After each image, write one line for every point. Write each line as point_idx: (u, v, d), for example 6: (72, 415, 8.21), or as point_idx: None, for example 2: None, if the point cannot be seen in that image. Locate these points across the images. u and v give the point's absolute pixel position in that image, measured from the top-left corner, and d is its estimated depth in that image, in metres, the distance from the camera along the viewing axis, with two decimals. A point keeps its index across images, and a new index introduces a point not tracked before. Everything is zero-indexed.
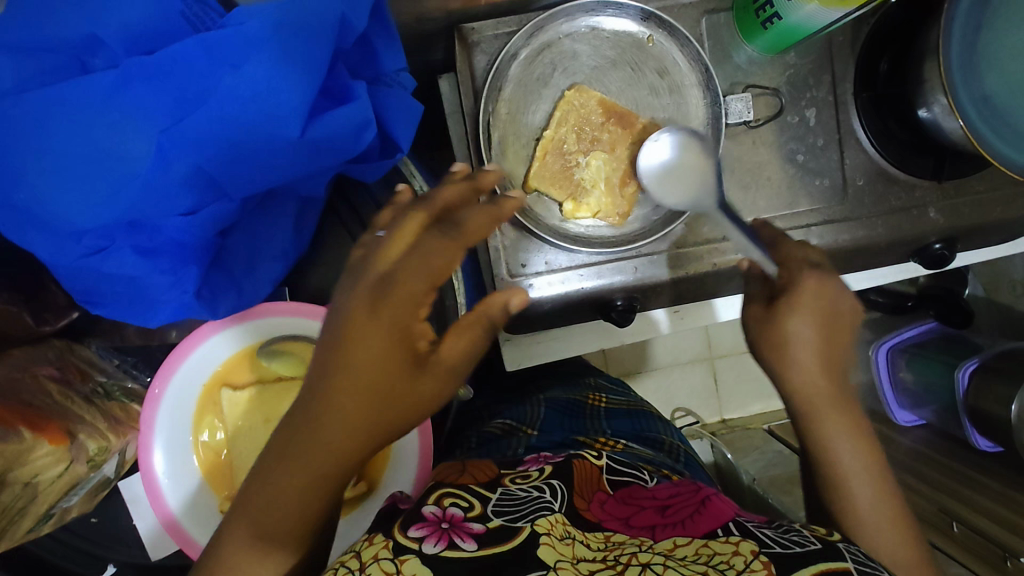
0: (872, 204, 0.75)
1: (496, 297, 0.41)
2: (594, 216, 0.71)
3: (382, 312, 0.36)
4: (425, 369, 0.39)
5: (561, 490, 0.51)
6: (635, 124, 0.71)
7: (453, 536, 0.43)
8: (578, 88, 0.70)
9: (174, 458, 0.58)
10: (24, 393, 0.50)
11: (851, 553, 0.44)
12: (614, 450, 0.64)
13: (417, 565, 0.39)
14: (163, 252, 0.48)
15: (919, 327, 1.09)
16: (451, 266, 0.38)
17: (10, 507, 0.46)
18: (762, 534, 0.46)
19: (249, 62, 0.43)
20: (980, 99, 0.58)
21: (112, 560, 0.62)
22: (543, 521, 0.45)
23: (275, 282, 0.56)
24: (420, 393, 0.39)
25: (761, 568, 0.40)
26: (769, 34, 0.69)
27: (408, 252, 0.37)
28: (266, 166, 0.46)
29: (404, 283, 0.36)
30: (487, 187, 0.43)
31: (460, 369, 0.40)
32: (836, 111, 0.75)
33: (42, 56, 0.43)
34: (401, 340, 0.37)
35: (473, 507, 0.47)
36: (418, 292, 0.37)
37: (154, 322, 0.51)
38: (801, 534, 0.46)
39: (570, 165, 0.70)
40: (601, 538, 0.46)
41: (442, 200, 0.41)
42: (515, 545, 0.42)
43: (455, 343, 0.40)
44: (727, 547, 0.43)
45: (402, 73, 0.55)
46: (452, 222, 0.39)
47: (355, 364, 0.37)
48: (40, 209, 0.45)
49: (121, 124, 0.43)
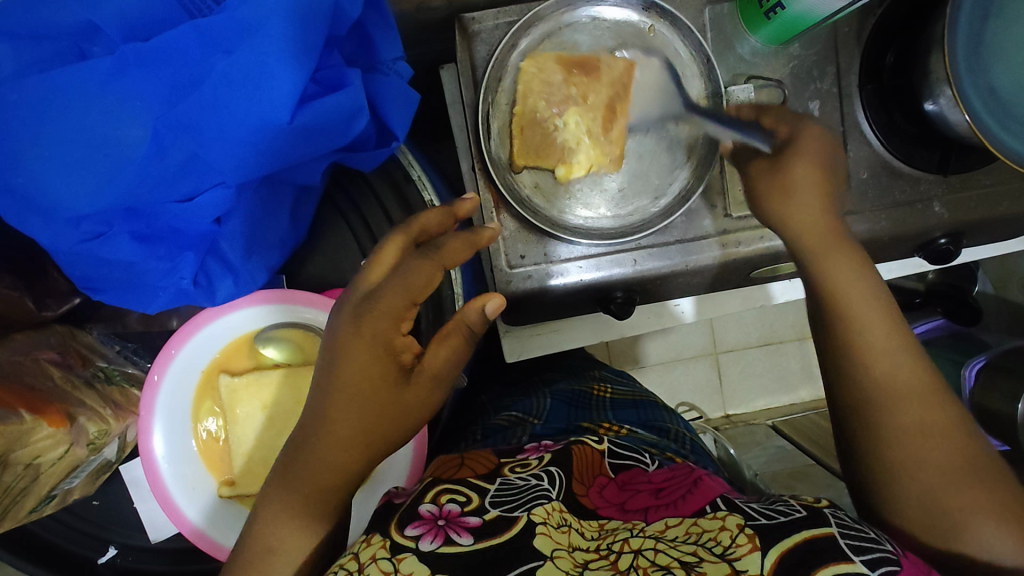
0: (877, 197, 0.74)
1: (472, 306, 0.49)
2: (588, 171, 0.70)
3: (363, 327, 0.44)
4: (412, 379, 0.46)
5: (559, 477, 0.51)
6: (601, 71, 0.70)
7: (449, 531, 0.42)
8: (531, 57, 0.70)
9: (174, 443, 0.59)
10: (27, 376, 0.51)
11: (837, 517, 0.42)
12: (618, 434, 0.65)
13: (415, 563, 0.39)
14: (160, 239, 0.50)
15: (928, 323, 1.03)
16: (429, 282, 0.46)
17: (12, 486, 0.48)
18: (748, 508, 0.45)
19: (242, 47, 0.43)
20: (986, 90, 0.57)
21: (115, 541, 0.63)
22: (539, 510, 0.45)
23: (270, 270, 0.56)
24: (405, 404, 0.45)
25: (746, 542, 0.39)
26: (772, 25, 0.69)
27: (390, 276, 0.45)
28: (257, 153, 0.47)
29: (385, 300, 0.44)
30: (464, 214, 0.52)
31: (444, 376, 0.48)
32: (841, 103, 0.74)
33: (40, 44, 0.44)
34: (385, 353, 0.44)
35: (470, 501, 0.46)
36: (400, 308, 0.44)
37: (152, 309, 0.53)
38: (788, 504, 0.45)
39: (549, 131, 0.69)
40: (596, 526, 0.45)
41: (420, 224, 0.49)
42: (510, 535, 0.42)
43: (437, 352, 0.47)
44: (714, 523, 0.42)
45: (399, 62, 0.55)
46: (432, 245, 0.47)
47: (347, 380, 0.44)
48: (39, 194, 0.45)
49: (116, 110, 0.44)
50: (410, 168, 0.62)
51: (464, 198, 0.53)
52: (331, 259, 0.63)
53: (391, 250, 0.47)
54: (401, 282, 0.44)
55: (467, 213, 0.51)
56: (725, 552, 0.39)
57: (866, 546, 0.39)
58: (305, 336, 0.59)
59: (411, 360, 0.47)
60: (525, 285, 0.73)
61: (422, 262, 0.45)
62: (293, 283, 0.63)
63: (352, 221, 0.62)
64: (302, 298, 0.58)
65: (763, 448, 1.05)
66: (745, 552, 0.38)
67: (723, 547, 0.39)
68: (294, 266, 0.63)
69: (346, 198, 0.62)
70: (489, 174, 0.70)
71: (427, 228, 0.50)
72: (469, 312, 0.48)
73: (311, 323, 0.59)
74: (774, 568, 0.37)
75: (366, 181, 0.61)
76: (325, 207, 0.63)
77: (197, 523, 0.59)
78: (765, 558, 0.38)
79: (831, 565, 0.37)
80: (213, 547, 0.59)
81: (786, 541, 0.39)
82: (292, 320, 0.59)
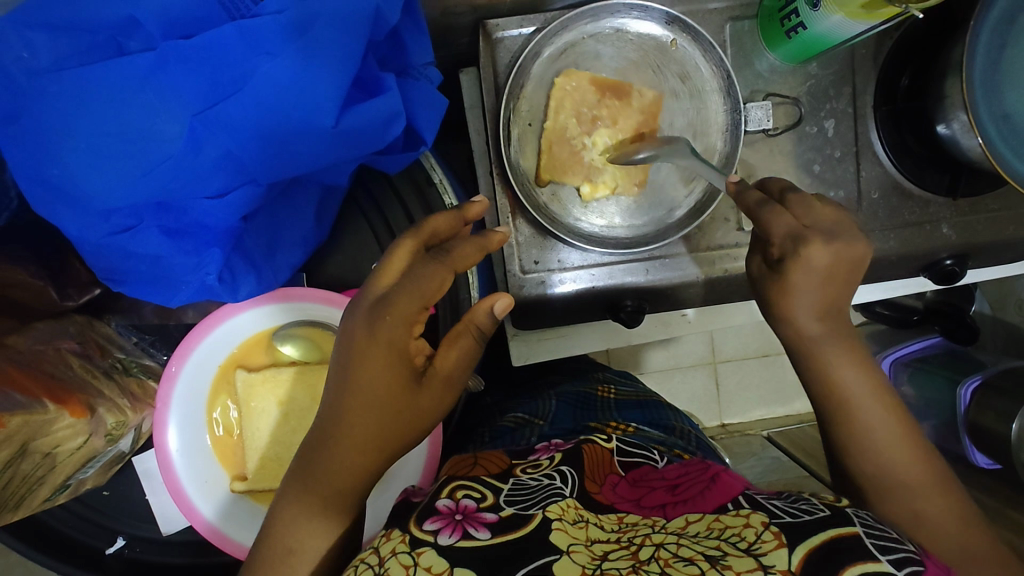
0: (886, 217, 0.76)
1: (481, 307, 0.49)
2: (612, 192, 0.72)
3: (379, 331, 0.44)
4: (424, 382, 0.47)
5: (571, 476, 0.51)
6: (631, 96, 0.71)
7: (466, 527, 0.43)
8: (565, 73, 0.70)
9: (187, 436, 0.59)
10: (47, 364, 0.51)
11: (860, 517, 0.44)
12: (625, 432, 0.65)
13: (434, 557, 0.39)
14: (188, 234, 0.50)
15: (923, 342, 1.08)
16: (440, 286, 0.45)
17: (29, 475, 0.48)
18: (771, 506, 0.45)
19: (284, 50, 0.44)
20: (1001, 117, 0.58)
21: (123, 531, 0.63)
22: (554, 507, 0.45)
23: (294, 268, 0.58)
24: (423, 404, 0.46)
25: (772, 539, 0.40)
26: (792, 44, 0.70)
27: (402, 280, 0.45)
28: (293, 154, 0.48)
29: (397, 303, 0.44)
30: (474, 216, 0.52)
31: (455, 378, 0.49)
32: (855, 123, 0.75)
33: (80, 37, 0.44)
34: (398, 358, 0.45)
35: (486, 498, 0.47)
36: (411, 313, 0.45)
37: (174, 301, 0.54)
38: (811, 503, 0.45)
39: (577, 149, 0.71)
40: (614, 519, 0.46)
41: (432, 227, 0.49)
42: (527, 531, 0.42)
43: (448, 354, 0.48)
44: (738, 520, 0.43)
45: (429, 67, 0.56)
46: (442, 249, 0.47)
47: (366, 385, 0.44)
48: (72, 185, 0.45)
49: (155, 106, 0.44)
50: (433, 172, 0.62)
51: (474, 201, 0.53)
52: (351, 258, 0.63)
53: (403, 252, 0.47)
54: (413, 287, 0.44)
55: (477, 216, 0.51)
56: (750, 548, 0.39)
57: (891, 547, 0.40)
58: (322, 334, 0.60)
59: (422, 363, 0.47)
60: (536, 291, 0.74)
61: (435, 267, 0.45)
62: (312, 281, 0.64)
63: (373, 222, 0.63)
64: (316, 295, 0.58)
65: (760, 458, 1.06)
66: (772, 548, 0.39)
67: (749, 543, 0.40)
68: (314, 265, 0.63)
69: (369, 199, 0.63)
70: (508, 180, 0.71)
71: (437, 232, 0.49)
72: (478, 313, 0.49)
73: (330, 322, 0.59)
74: (801, 565, 0.38)
75: (390, 183, 0.62)
76: (347, 206, 0.63)
77: (212, 519, 0.59)
78: (792, 554, 0.38)
79: (857, 564, 0.38)
80: (228, 543, 0.59)
81: (812, 539, 0.40)
82: (309, 317, 0.59)
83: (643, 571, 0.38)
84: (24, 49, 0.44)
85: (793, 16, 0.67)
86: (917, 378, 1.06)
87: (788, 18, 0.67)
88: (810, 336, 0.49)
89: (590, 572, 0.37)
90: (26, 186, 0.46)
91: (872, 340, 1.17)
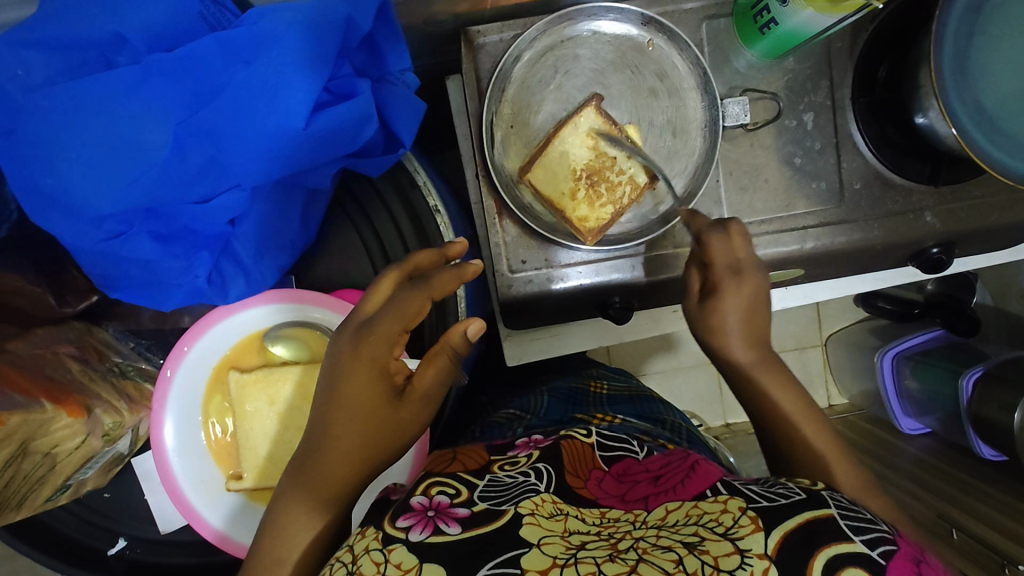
0: (869, 207, 0.76)
1: (456, 330, 0.51)
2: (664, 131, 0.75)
3: (362, 351, 0.47)
4: (404, 398, 0.49)
5: (547, 471, 0.52)
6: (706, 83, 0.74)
7: (438, 522, 0.44)
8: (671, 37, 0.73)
9: (184, 436, 0.61)
10: (47, 368, 0.54)
11: (835, 499, 0.45)
12: (611, 423, 0.66)
13: (404, 553, 0.41)
14: (177, 239, 0.53)
15: (925, 335, 1.07)
16: (421, 313, 0.49)
17: (30, 474, 0.50)
18: (748, 491, 0.47)
19: (261, 59, 0.47)
20: (973, 105, 0.59)
21: (124, 533, 0.65)
22: (528, 503, 0.46)
23: (281, 270, 0.60)
24: (404, 417, 0.49)
25: (749, 524, 0.40)
26: (766, 40, 0.71)
27: (385, 306, 0.48)
28: (272, 158, 0.50)
29: (380, 327, 0.47)
30: (454, 255, 0.55)
31: (433, 395, 0.51)
32: (834, 115, 0.76)
33: (70, 53, 0.47)
34: (381, 374, 0.47)
35: (460, 493, 0.48)
36: (391, 335, 0.48)
37: (168, 305, 0.56)
38: (788, 486, 0.46)
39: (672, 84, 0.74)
40: (596, 514, 0.47)
41: (416, 262, 0.53)
42: (497, 525, 0.43)
43: (425, 373, 0.50)
44: (716, 506, 0.44)
45: (406, 73, 0.58)
46: (423, 279, 0.50)
47: (348, 400, 0.46)
48: (63, 195, 0.48)
49: (141, 115, 0.47)
50: (416, 174, 0.64)
51: (455, 241, 0.56)
52: (340, 261, 0.65)
53: (386, 283, 0.50)
54: (395, 312, 0.48)
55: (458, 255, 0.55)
56: (727, 532, 0.40)
57: (864, 526, 0.41)
58: (312, 334, 0.61)
59: (402, 381, 0.50)
60: (526, 289, 0.75)
61: (415, 294, 0.49)
62: (301, 284, 0.66)
63: (361, 225, 0.65)
64: (309, 298, 0.60)
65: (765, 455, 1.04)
66: (749, 532, 0.40)
67: (726, 527, 0.41)
68: (303, 269, 0.66)
69: (354, 202, 0.65)
70: (492, 182, 0.72)
71: (420, 266, 0.53)
72: (453, 336, 0.51)
73: (315, 321, 0.61)
74: (777, 547, 0.38)
75: (373, 186, 0.64)
76: (333, 212, 0.65)
77: (219, 526, 0.61)
78: (768, 537, 0.39)
79: (832, 545, 0.38)
80: (238, 550, 0.61)
81: (789, 522, 0.40)
82: (295, 319, 0.61)
83: (619, 558, 0.39)
84: (19, 67, 0.46)
85: (765, 12, 0.68)
86: (920, 372, 1.04)
87: (761, 15, 0.69)
88: (749, 364, 0.59)
89: (561, 563, 0.38)
90: (22, 196, 0.49)
91: (873, 333, 1.16)
